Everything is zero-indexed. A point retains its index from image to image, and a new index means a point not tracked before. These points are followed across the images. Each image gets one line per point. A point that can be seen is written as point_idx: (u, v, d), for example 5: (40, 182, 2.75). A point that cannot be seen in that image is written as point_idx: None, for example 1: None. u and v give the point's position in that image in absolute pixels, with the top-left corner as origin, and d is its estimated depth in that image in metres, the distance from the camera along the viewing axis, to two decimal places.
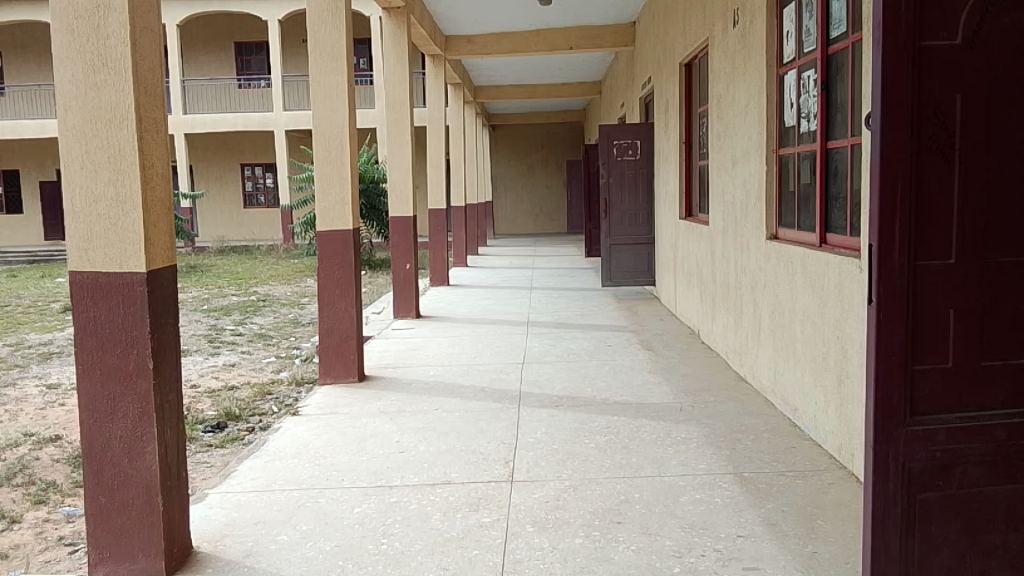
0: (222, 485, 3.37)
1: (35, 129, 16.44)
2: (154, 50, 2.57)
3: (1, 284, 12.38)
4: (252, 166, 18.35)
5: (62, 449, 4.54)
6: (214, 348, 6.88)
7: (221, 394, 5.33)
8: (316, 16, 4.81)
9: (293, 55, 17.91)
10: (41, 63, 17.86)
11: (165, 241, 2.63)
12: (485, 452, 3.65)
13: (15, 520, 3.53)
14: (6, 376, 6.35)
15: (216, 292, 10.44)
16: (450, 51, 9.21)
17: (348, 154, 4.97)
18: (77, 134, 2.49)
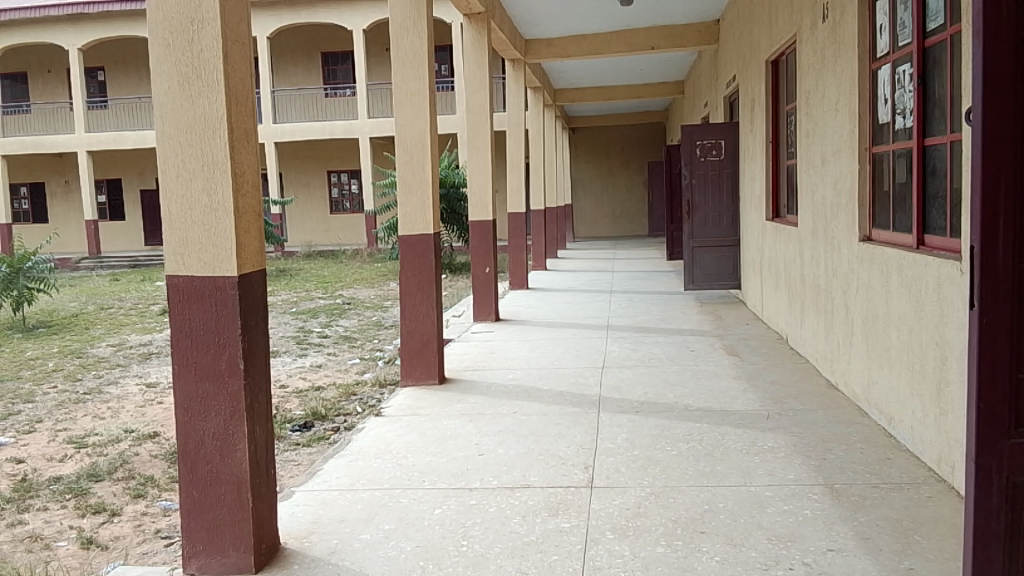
0: (308, 483, 3.46)
1: (136, 140, 17.34)
2: (245, 61, 2.66)
3: (106, 288, 13.10)
4: (339, 173, 18.87)
5: (159, 445, 4.76)
6: (301, 349, 7.10)
7: (308, 394, 5.49)
8: (399, 25, 4.89)
9: (377, 63, 18.34)
10: (143, 77, 18.85)
11: (255, 246, 2.72)
12: (565, 456, 3.63)
13: (116, 513, 3.72)
14: (110, 375, 6.71)
15: (304, 295, 10.77)
16: (530, 55, 9.24)
17: (430, 159, 5.04)
18: (174, 144, 2.59)
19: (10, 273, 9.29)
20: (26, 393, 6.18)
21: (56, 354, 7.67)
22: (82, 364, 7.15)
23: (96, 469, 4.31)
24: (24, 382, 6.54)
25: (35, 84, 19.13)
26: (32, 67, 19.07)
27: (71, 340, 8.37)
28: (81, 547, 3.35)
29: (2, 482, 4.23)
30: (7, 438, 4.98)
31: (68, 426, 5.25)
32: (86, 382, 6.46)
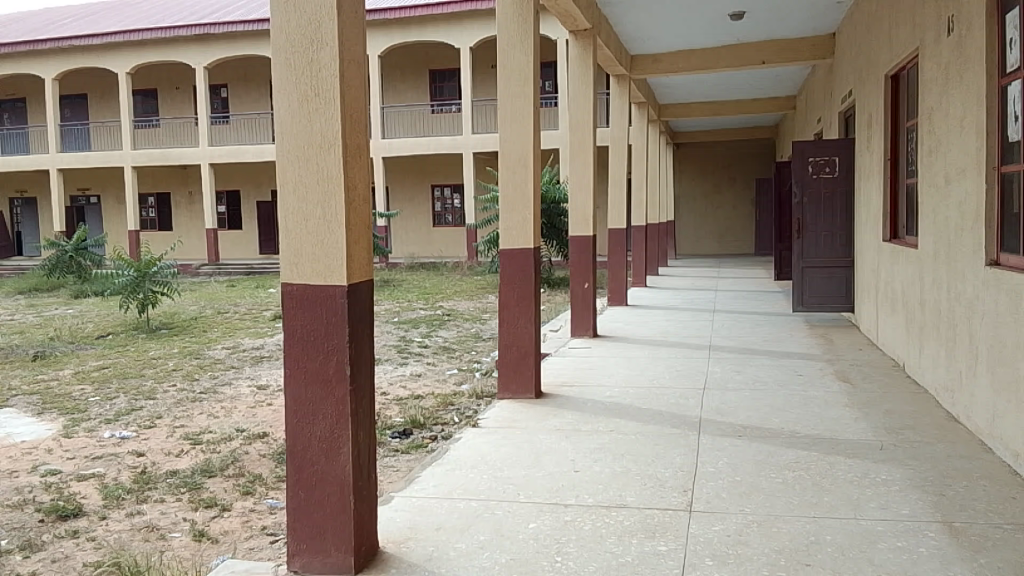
0: (406, 490, 3.53)
1: (254, 153, 18.26)
2: (360, 79, 2.77)
3: (223, 293, 13.83)
4: (442, 187, 19.28)
5: (268, 445, 4.97)
6: (402, 358, 7.28)
7: (408, 402, 5.61)
8: (506, 42, 4.98)
9: (483, 80, 18.68)
10: (262, 93, 19.88)
11: (364, 257, 2.81)
12: (663, 478, 3.56)
13: (226, 508, 3.91)
14: (224, 376, 7.07)
15: (406, 305, 11.04)
16: (636, 70, 9.20)
17: (532, 175, 5.07)
18: (291, 159, 2.71)
19: (138, 277, 9.93)
20: (148, 390, 6.58)
21: (176, 354, 8.15)
22: (199, 365, 7.56)
23: (209, 465, 4.55)
24: (147, 380, 6.98)
25: (164, 100, 20.47)
26: (163, 85, 20.41)
27: (190, 342, 8.87)
28: (194, 539, 3.53)
29: (125, 473, 4.51)
30: (130, 432, 5.32)
31: (185, 423, 5.55)
32: (203, 382, 6.83)
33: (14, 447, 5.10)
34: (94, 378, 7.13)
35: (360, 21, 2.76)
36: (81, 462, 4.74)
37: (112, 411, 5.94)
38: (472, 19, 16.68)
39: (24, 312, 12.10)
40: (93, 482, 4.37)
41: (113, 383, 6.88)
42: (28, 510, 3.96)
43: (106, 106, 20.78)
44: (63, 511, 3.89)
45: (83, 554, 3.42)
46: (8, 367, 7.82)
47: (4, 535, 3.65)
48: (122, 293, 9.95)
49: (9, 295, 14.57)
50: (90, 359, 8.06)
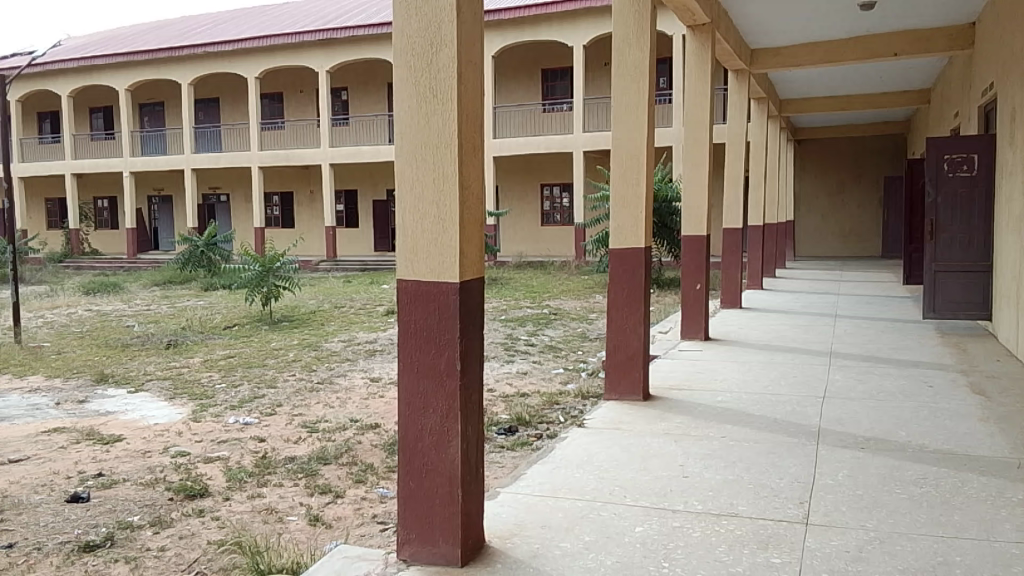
0: (512, 486, 3.55)
1: (371, 154, 18.88)
2: (476, 81, 2.81)
3: (341, 288, 14.38)
4: (551, 186, 19.34)
5: (379, 436, 5.13)
6: (509, 355, 7.35)
7: (514, 400, 5.65)
8: (622, 38, 4.92)
9: (596, 79, 18.59)
10: (380, 95, 20.52)
11: (475, 254, 2.85)
12: (777, 488, 3.42)
13: (340, 495, 4.06)
14: (340, 368, 7.34)
15: (513, 303, 11.15)
16: (756, 65, 8.90)
17: (644, 172, 4.98)
18: (409, 159, 2.77)
19: (263, 271, 10.43)
20: (270, 378, 6.93)
21: (297, 346, 8.52)
22: (317, 356, 7.89)
23: (325, 453, 4.73)
24: (269, 369, 7.33)
25: (289, 103, 21.47)
26: (288, 88, 21.41)
27: (309, 334, 9.27)
28: (309, 523, 3.68)
29: (247, 458, 4.75)
30: (252, 419, 5.60)
31: (303, 411, 5.80)
32: (320, 373, 7.13)
33: (150, 429, 5.47)
34: (221, 366, 7.56)
35: (478, 21, 2.80)
36: (208, 445, 5.03)
37: (237, 398, 6.28)
38: (585, 17, 16.65)
39: (161, 303, 12.98)
40: (218, 465, 4.63)
41: (238, 371, 7.28)
42: (160, 488, 4.24)
43: (236, 109, 22.00)
44: (190, 491, 4.14)
45: (208, 532, 3.63)
46: (146, 353, 8.40)
47: (138, 511, 3.92)
48: (248, 286, 10.50)
49: (148, 287, 15.67)
50: (218, 348, 8.55)
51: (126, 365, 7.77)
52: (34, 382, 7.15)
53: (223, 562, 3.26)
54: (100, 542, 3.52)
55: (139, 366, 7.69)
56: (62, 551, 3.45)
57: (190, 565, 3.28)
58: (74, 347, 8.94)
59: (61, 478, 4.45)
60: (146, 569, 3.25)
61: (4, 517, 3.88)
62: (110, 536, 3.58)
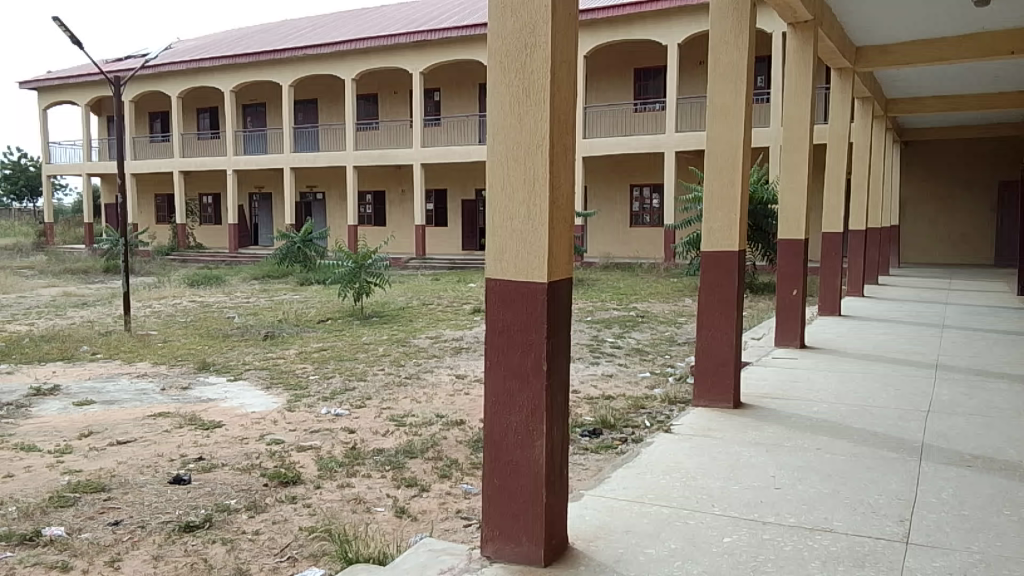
0: (597, 489, 3.53)
1: (461, 154, 19.11)
2: (569, 81, 2.79)
3: (430, 286, 14.62)
4: (641, 187, 19.12)
5: (465, 432, 5.18)
6: (595, 357, 7.30)
7: (599, 402, 5.61)
8: (719, 37, 4.80)
9: (690, 77, 18.26)
10: (472, 96, 20.76)
11: (564, 256, 2.84)
12: (876, 505, 3.27)
13: (426, 489, 4.13)
14: (428, 364, 7.46)
15: (600, 305, 11.07)
16: (860, 63, 8.51)
17: (741, 173, 4.85)
18: (501, 160, 2.78)
19: (355, 268, 10.71)
20: (360, 372, 7.12)
21: (386, 341, 8.71)
22: (406, 352, 8.05)
23: (412, 447, 4.81)
24: (359, 363, 7.53)
25: (383, 104, 21.99)
26: (383, 89, 21.92)
27: (399, 330, 9.46)
28: (395, 515, 3.75)
29: (337, 448, 4.89)
30: (344, 410, 5.76)
31: (391, 405, 5.93)
32: (409, 368, 7.27)
33: (248, 416, 5.71)
34: (314, 358, 7.81)
35: (574, 22, 2.79)
36: (301, 435, 5.20)
37: (329, 390, 6.48)
38: (680, 16, 16.39)
39: (260, 296, 13.55)
40: (310, 454, 4.78)
41: (330, 364, 7.50)
42: (255, 474, 4.42)
43: (333, 110, 22.69)
44: (284, 478, 4.29)
45: (299, 519, 3.75)
46: (244, 344, 8.78)
47: (236, 495, 4.09)
48: (341, 282, 10.81)
49: (247, 280, 16.37)
50: (312, 341, 8.84)
51: (226, 355, 8.13)
52: (143, 368, 7.59)
53: (313, 549, 3.37)
54: (199, 522, 3.69)
55: (238, 356, 8.04)
56: (164, 530, 3.63)
57: (282, 550, 3.40)
58: (179, 336, 9.41)
59: (165, 461, 4.70)
60: (241, 551, 3.39)
61: (113, 494, 4.12)
62: (209, 518, 3.75)
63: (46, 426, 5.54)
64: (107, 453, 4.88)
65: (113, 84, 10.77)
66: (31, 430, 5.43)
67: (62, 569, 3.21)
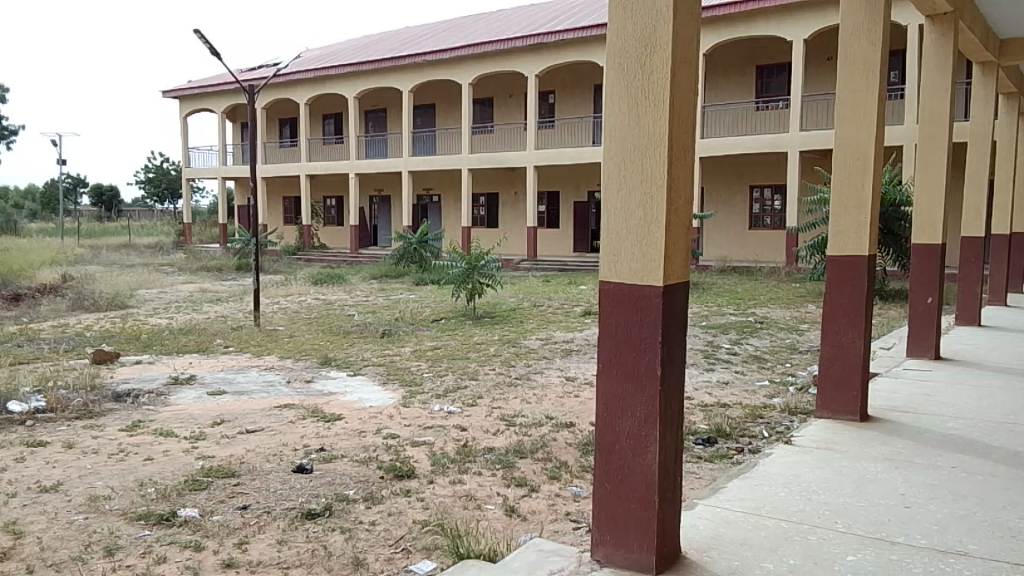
0: (712, 498, 3.45)
1: (574, 156, 19.11)
2: (689, 79, 2.74)
3: (542, 287, 14.69)
4: (762, 189, 18.52)
5: (574, 435, 5.17)
6: (710, 363, 7.13)
7: (713, 410, 5.47)
8: (849, 34, 4.57)
9: (816, 74, 17.53)
10: (587, 98, 20.70)
11: (681, 259, 2.77)
12: (1017, 530, 3.03)
13: (535, 489, 4.15)
14: (538, 364, 7.51)
15: (716, 310, 10.80)
16: (1006, 57, 7.89)
17: (872, 175, 4.61)
18: (618, 162, 2.75)
19: (468, 268, 10.89)
20: (472, 371, 7.24)
21: (497, 341, 8.83)
22: (516, 353, 8.13)
23: (522, 447, 4.85)
24: (471, 362, 7.66)
25: (498, 107, 22.30)
26: (499, 93, 22.21)
27: (510, 330, 9.57)
28: (506, 514, 3.79)
29: (450, 444, 4.99)
30: (456, 408, 5.88)
31: (502, 405, 5.99)
32: (519, 368, 7.34)
33: (366, 410, 5.93)
34: (428, 356, 8.00)
35: (695, 21, 2.73)
36: (415, 430, 5.34)
37: (442, 387, 6.62)
38: (806, 11, 15.80)
39: (377, 294, 14.04)
40: (424, 449, 4.90)
41: (444, 362, 7.67)
42: (372, 466, 4.57)
43: (450, 114, 23.22)
44: (399, 471, 4.42)
45: (413, 512, 3.85)
46: (363, 341, 9.10)
47: (354, 485, 4.25)
48: (454, 282, 11.02)
49: (366, 280, 17.00)
50: (426, 340, 9.07)
51: (346, 351, 8.47)
52: (270, 361, 8.01)
53: (426, 542, 3.46)
54: (320, 511, 3.86)
55: (358, 352, 8.36)
56: (288, 516, 3.82)
57: (397, 541, 3.50)
58: (304, 332, 9.88)
59: (289, 450, 4.94)
60: (358, 540, 3.51)
61: (241, 479, 4.37)
62: (329, 507, 3.92)
63: (183, 413, 5.94)
64: (236, 441, 5.17)
65: (247, 92, 11.41)
66: (169, 417, 5.84)
67: (196, 548, 3.44)
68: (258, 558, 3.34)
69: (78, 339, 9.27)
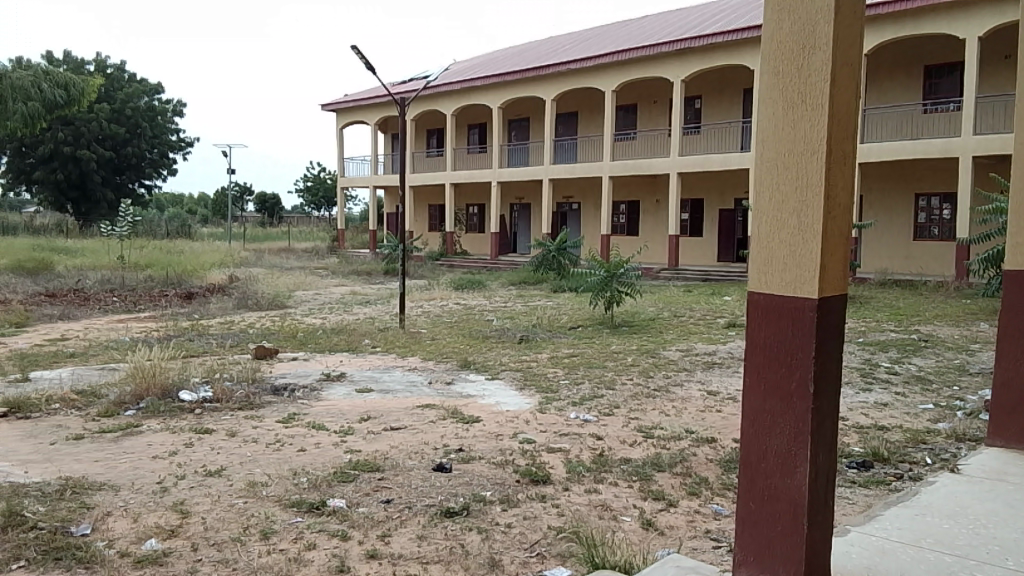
0: (866, 525, 3.24)
1: (719, 162, 18.60)
2: (852, 81, 2.58)
3: (683, 297, 14.37)
4: (928, 197, 17.27)
5: (716, 450, 5.01)
6: (866, 383, 6.69)
7: (870, 432, 5.14)
8: None
9: (992, 73, 16.17)
10: (735, 103, 20.09)
11: (839, 271, 2.62)
12: None
13: (673, 504, 4.05)
14: (678, 377, 7.34)
15: (874, 326, 10.13)
16: None
17: None
18: (770, 172, 2.65)
19: (607, 276, 10.80)
20: (610, 380, 7.17)
21: (636, 351, 8.71)
22: (655, 363, 8.00)
23: (660, 460, 4.76)
24: (608, 371, 7.61)
25: (641, 114, 22.10)
26: (643, 99, 21.99)
27: (650, 340, 9.42)
28: (642, 526, 3.73)
29: (586, 452, 4.97)
30: (592, 416, 5.85)
31: (639, 416, 5.90)
32: (658, 380, 7.19)
33: (503, 414, 6.00)
34: (565, 363, 8.03)
35: (860, 16, 2.57)
36: (551, 436, 5.37)
37: (578, 395, 6.61)
38: (981, 5, 14.62)
39: (516, 301, 14.25)
40: (559, 456, 4.91)
41: (581, 370, 7.67)
42: (508, 469, 4.63)
43: (593, 121, 23.23)
44: (534, 476, 4.45)
45: (549, 517, 3.87)
46: (502, 345, 9.26)
47: (491, 487, 4.32)
48: (593, 290, 11.00)
49: (506, 286, 17.30)
50: (563, 347, 9.10)
51: (485, 355, 8.63)
52: (413, 362, 8.30)
53: (561, 548, 3.46)
54: (458, 509, 3.94)
55: (496, 356, 8.51)
56: (428, 513, 3.93)
57: (532, 545, 3.52)
58: (445, 335, 10.17)
59: (430, 448, 5.09)
60: (494, 541, 3.56)
61: (385, 474, 4.55)
62: (467, 506, 3.99)
63: (333, 408, 6.26)
64: (381, 437, 5.39)
65: (398, 104, 11.91)
66: (321, 411, 6.17)
67: (343, 538, 3.60)
68: (399, 551, 3.46)
69: (242, 336, 10.02)
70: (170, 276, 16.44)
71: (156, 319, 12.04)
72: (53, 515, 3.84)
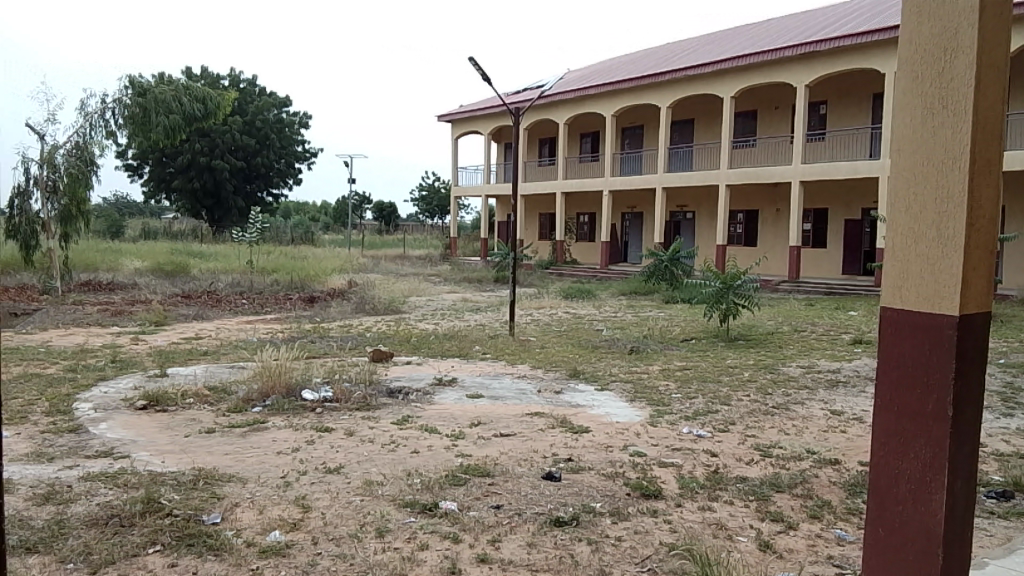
0: (1007, 559, 3.03)
1: (845, 170, 17.79)
2: (999, 85, 2.40)
3: (802, 311, 13.80)
4: None
5: (839, 473, 4.77)
6: (1009, 408, 6.20)
7: (1013, 461, 4.76)
8: None
9: None
10: (863, 109, 19.19)
11: (983, 286, 2.44)
12: None
13: (793, 526, 3.89)
14: (798, 394, 7.04)
15: (1018, 346, 9.39)
16: None
17: None
18: (907, 180, 2.51)
19: (722, 288, 10.52)
20: (724, 396, 6.96)
21: (752, 366, 8.44)
22: (773, 379, 7.71)
23: (779, 480, 4.58)
24: (723, 386, 7.40)
25: (761, 120, 21.47)
26: (763, 105, 21.36)
27: (767, 355, 9.10)
28: (759, 548, 3.60)
29: (699, 469, 4.85)
30: (706, 432, 5.70)
31: (756, 433, 5.70)
32: (776, 397, 6.93)
33: (613, 426, 5.94)
34: (677, 376, 7.87)
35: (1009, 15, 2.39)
36: (663, 450, 5.27)
37: (691, 409, 6.46)
38: None
39: (627, 311, 14.12)
40: (671, 471, 4.81)
41: (694, 384, 7.49)
42: (618, 481, 4.58)
43: (709, 128, 22.76)
44: (646, 490, 4.38)
45: (660, 533, 3.80)
46: (612, 356, 9.18)
47: (601, 499, 4.29)
48: (707, 302, 10.73)
49: (615, 296, 17.16)
50: (675, 359, 8.92)
51: (595, 365, 8.58)
52: (523, 370, 8.36)
53: (673, 565, 3.39)
54: (568, 519, 3.93)
55: (607, 367, 8.44)
56: (537, 521, 3.94)
57: (643, 560, 3.47)
58: (556, 344, 10.18)
59: (539, 456, 5.11)
60: (604, 553, 3.54)
61: (496, 480, 4.60)
62: (576, 516, 3.98)
63: (446, 413, 6.39)
64: (492, 443, 5.45)
65: (512, 114, 12.01)
66: (434, 414, 6.31)
67: (454, 540, 3.66)
68: (509, 556, 3.49)
69: (360, 339, 10.39)
70: (294, 280, 17.28)
71: (281, 321, 12.68)
72: (186, 504, 4.10)
